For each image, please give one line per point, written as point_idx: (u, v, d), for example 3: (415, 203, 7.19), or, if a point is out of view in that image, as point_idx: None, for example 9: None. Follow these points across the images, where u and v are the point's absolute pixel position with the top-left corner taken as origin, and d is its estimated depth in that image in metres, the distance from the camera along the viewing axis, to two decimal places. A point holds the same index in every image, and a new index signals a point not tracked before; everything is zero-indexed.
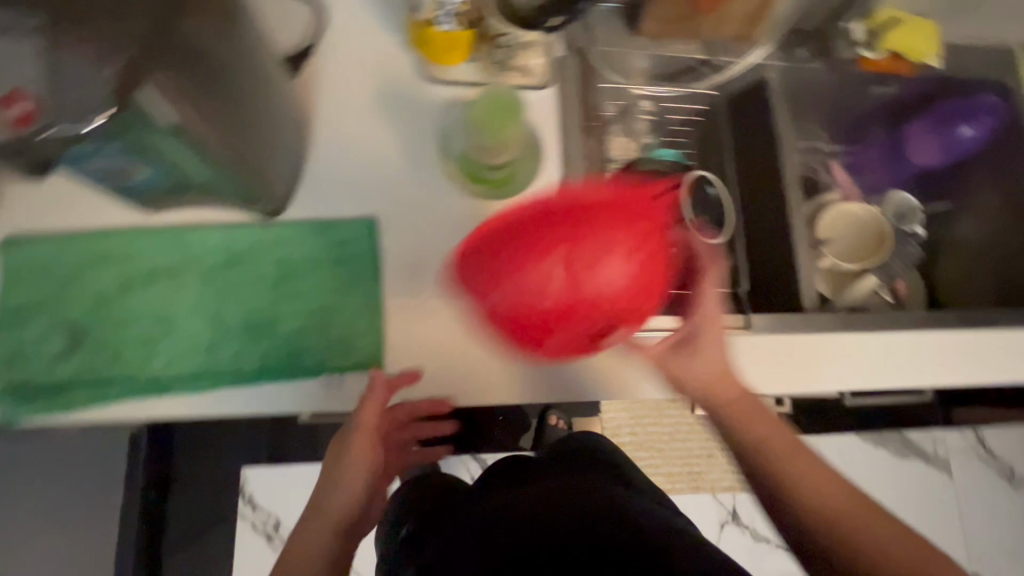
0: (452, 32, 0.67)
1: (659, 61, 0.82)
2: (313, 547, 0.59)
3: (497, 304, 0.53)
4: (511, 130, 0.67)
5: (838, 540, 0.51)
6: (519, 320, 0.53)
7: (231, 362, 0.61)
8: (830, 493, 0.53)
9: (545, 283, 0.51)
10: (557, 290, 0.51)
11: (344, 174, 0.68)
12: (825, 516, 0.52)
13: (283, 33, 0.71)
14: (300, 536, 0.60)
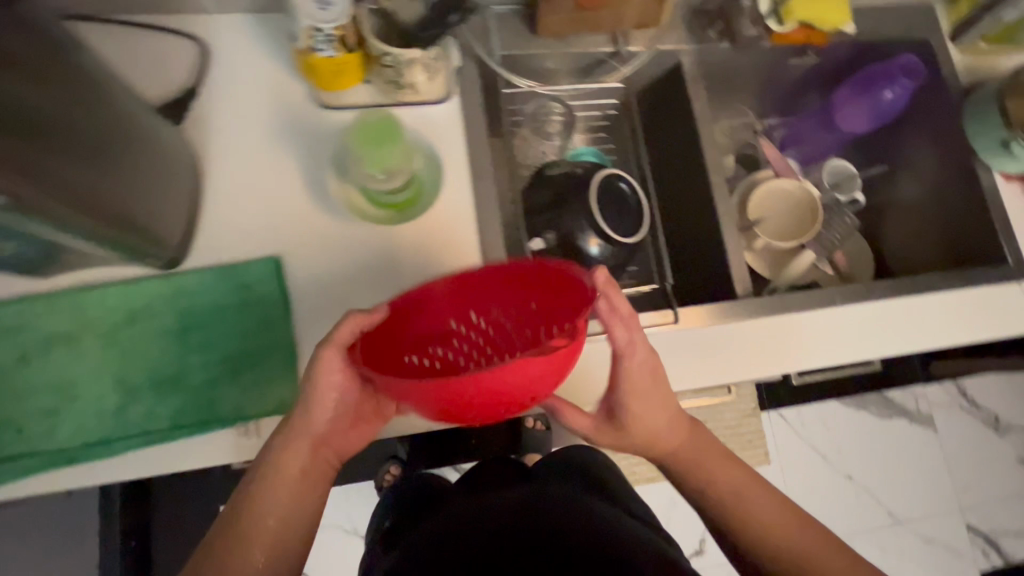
0: (334, 57, 0.64)
1: (566, 58, 0.80)
2: (285, 492, 0.57)
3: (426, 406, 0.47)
4: (390, 155, 0.58)
5: (756, 544, 0.64)
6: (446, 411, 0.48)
7: (140, 422, 0.59)
8: (755, 526, 0.64)
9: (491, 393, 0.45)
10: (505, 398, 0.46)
11: (246, 215, 0.67)
12: (758, 539, 0.63)
13: (166, 75, 0.68)
14: (265, 479, 0.57)
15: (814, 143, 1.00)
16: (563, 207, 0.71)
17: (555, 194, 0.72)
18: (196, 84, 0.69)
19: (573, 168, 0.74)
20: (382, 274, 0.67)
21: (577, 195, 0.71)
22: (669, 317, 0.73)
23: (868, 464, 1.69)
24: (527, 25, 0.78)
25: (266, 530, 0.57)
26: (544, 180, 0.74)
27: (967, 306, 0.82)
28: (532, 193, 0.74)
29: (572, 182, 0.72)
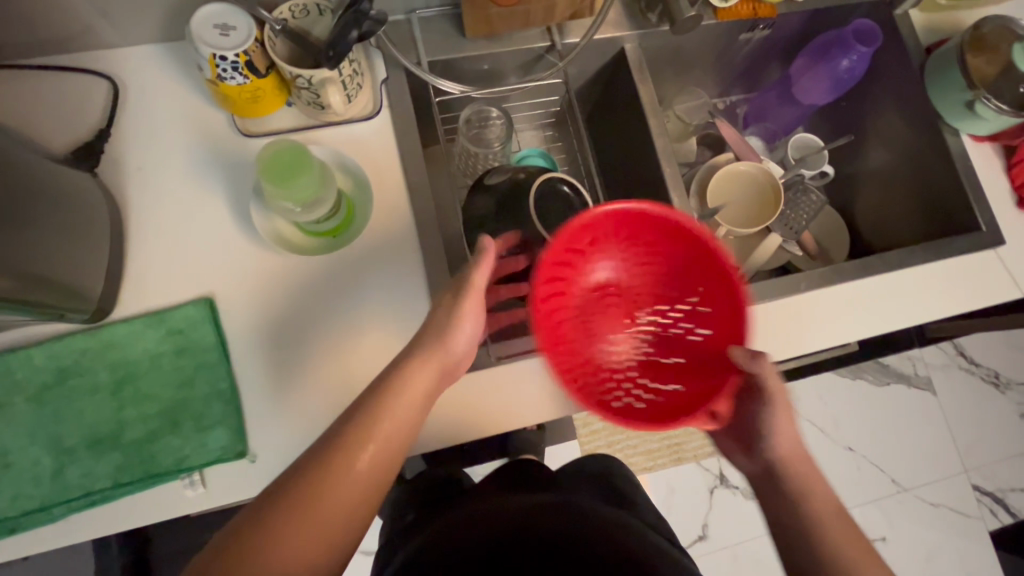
0: (246, 84, 0.61)
1: (501, 58, 0.77)
2: (374, 461, 0.51)
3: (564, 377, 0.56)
4: (297, 195, 0.54)
5: None
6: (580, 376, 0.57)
7: (80, 484, 0.57)
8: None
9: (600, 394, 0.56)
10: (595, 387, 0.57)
11: (174, 256, 0.64)
12: None
13: (79, 118, 0.65)
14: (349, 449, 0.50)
15: (778, 117, 0.97)
16: (506, 220, 0.68)
17: (498, 207, 0.68)
18: (112, 125, 0.66)
19: (515, 174, 0.70)
20: (320, 304, 0.65)
21: (522, 208, 0.67)
22: None
23: (870, 433, 1.66)
24: (455, 25, 0.74)
25: (331, 504, 0.48)
26: (489, 190, 0.70)
27: (940, 278, 0.79)
28: (475, 204, 0.70)
29: (516, 193, 0.69)
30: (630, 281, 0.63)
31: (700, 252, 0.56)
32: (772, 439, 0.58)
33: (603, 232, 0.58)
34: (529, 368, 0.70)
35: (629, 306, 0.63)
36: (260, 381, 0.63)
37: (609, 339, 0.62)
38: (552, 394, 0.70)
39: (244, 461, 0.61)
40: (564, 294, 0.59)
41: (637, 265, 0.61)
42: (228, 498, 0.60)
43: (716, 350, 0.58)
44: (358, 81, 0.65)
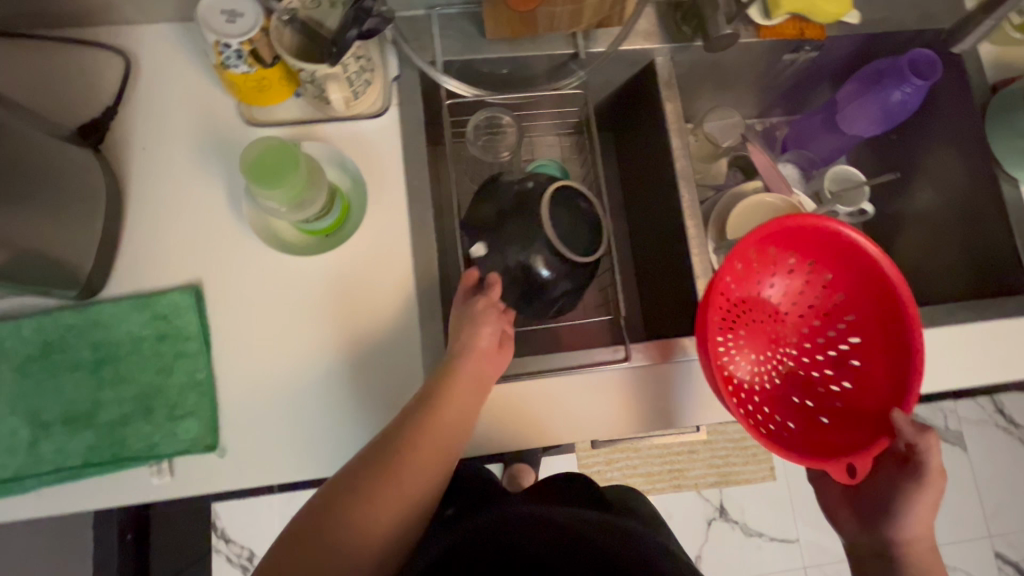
0: (250, 73, 0.60)
1: (522, 63, 0.73)
2: (432, 460, 0.57)
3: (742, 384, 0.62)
4: (284, 194, 0.53)
5: None
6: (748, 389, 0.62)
7: (52, 458, 0.58)
8: None
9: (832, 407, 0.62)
10: (840, 409, 0.62)
11: (168, 239, 0.64)
12: None
13: (91, 93, 0.65)
14: (422, 424, 0.57)
15: (818, 146, 0.90)
16: (513, 220, 0.61)
17: (506, 206, 0.62)
18: (121, 103, 0.66)
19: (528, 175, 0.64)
20: (305, 304, 0.63)
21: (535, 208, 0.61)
22: (617, 356, 0.66)
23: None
24: (477, 27, 0.71)
25: (395, 497, 0.54)
26: (505, 184, 0.64)
27: (977, 343, 0.71)
28: (485, 198, 0.64)
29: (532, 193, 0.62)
30: (793, 305, 0.65)
31: (875, 299, 0.60)
32: (905, 520, 0.59)
33: (806, 247, 0.62)
34: (512, 396, 0.66)
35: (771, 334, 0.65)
36: (238, 376, 0.62)
37: (738, 360, 0.62)
38: (534, 425, 0.65)
39: (214, 455, 0.60)
40: (751, 296, 0.62)
41: (811, 290, 0.64)
42: (194, 490, 0.60)
43: (859, 401, 0.61)
44: (367, 78, 0.63)
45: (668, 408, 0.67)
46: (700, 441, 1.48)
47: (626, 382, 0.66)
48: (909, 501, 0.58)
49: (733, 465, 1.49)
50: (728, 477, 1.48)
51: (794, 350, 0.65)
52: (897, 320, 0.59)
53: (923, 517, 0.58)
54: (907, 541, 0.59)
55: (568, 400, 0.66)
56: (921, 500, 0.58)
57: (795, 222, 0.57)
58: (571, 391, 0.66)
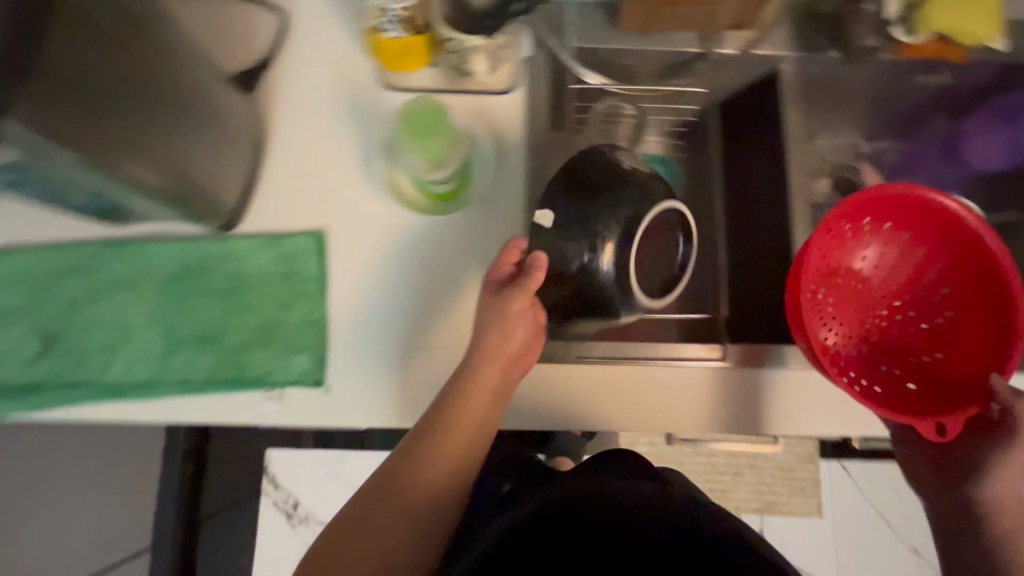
0: (401, 38, 0.63)
1: (648, 57, 0.74)
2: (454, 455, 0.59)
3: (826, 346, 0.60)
4: (426, 150, 0.58)
5: None
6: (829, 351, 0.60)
7: (180, 370, 0.64)
8: None
9: (921, 373, 0.60)
10: (929, 378, 0.60)
11: (299, 185, 0.69)
12: None
13: (247, 46, 0.71)
14: (445, 424, 0.59)
15: (926, 174, 0.86)
16: (596, 211, 0.59)
17: (587, 187, 0.60)
18: (272, 56, 0.71)
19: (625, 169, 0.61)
20: (418, 260, 0.67)
21: (618, 207, 0.59)
22: (713, 355, 0.67)
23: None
24: (607, 17, 0.73)
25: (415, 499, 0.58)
26: (603, 159, 0.61)
27: None
28: (576, 166, 0.61)
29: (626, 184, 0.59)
30: (884, 277, 0.63)
31: (974, 271, 0.59)
32: (990, 484, 0.57)
33: (897, 217, 0.61)
34: (591, 376, 0.67)
35: (861, 304, 0.63)
36: (348, 320, 0.65)
37: (827, 325, 0.61)
38: (608, 408, 0.66)
39: (319, 391, 0.64)
40: (843, 264, 0.61)
41: (907, 260, 0.62)
42: (297, 420, 0.64)
43: (953, 369, 0.58)
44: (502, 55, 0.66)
45: (760, 411, 0.66)
46: (747, 465, 1.45)
47: (718, 380, 0.67)
48: (995, 465, 0.56)
49: (778, 495, 1.45)
50: (771, 506, 1.44)
51: (886, 318, 0.63)
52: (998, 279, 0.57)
53: (1009, 479, 0.56)
54: (991, 505, 0.57)
55: (643, 389, 0.66)
56: (1008, 463, 0.55)
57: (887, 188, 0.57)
58: (648, 381, 0.66)
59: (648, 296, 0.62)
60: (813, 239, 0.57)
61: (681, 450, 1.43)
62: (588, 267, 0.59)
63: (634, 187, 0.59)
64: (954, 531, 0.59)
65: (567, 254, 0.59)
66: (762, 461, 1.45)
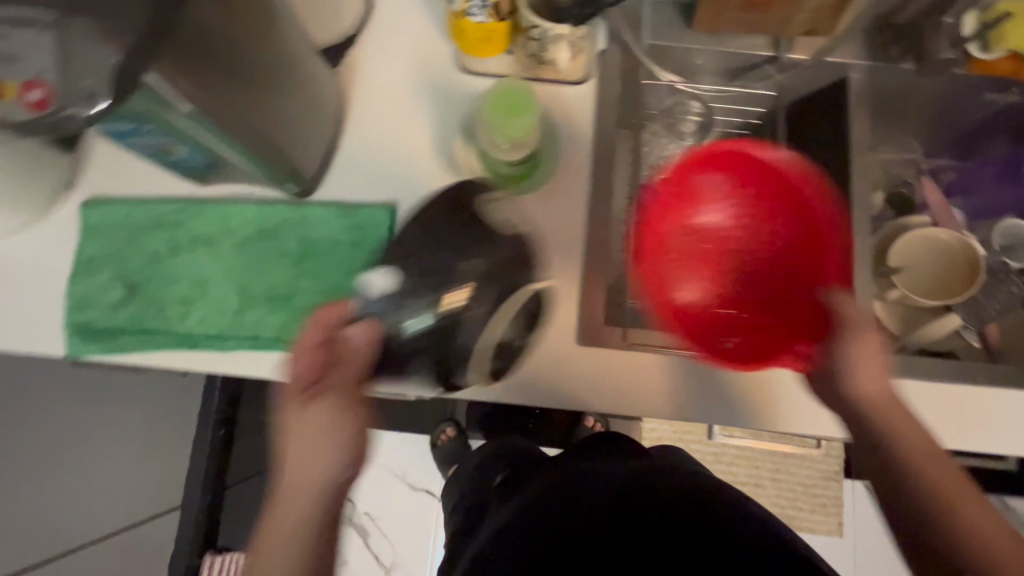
0: (485, 23, 0.66)
1: (718, 57, 0.75)
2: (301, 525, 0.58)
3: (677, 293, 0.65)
4: (508, 132, 0.59)
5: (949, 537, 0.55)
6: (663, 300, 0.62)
7: (251, 326, 0.67)
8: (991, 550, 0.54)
9: (764, 313, 0.65)
10: (757, 320, 0.65)
11: (373, 159, 0.71)
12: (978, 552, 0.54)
13: (332, 22, 0.74)
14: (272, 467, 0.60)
15: (990, 196, 0.84)
16: (455, 274, 0.55)
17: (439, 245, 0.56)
18: (356, 34, 0.74)
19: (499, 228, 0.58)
20: None
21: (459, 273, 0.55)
22: None
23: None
24: (682, 15, 0.74)
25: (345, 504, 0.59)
26: (440, 215, 0.58)
27: None
28: (422, 221, 0.58)
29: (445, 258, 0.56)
30: (739, 229, 0.67)
31: (788, 208, 0.62)
32: (856, 382, 0.58)
33: (733, 169, 0.62)
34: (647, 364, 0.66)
35: (710, 257, 0.69)
36: None
37: (676, 282, 0.65)
38: (662, 397, 0.65)
39: None
40: (693, 227, 0.66)
41: (763, 217, 0.65)
42: None
43: (794, 309, 0.63)
44: (581, 46, 0.68)
45: (731, 396, 0.66)
46: (769, 478, 1.43)
47: (774, 377, 0.66)
48: (850, 367, 0.57)
49: (799, 511, 1.42)
50: (791, 521, 1.42)
51: (736, 274, 0.68)
52: (796, 200, 0.61)
53: (863, 377, 0.58)
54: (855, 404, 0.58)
55: (696, 382, 0.66)
56: (863, 355, 0.57)
57: (705, 150, 0.60)
58: (700, 375, 0.66)
59: (488, 372, 0.61)
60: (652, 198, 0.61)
61: (703, 456, 1.43)
62: (426, 335, 0.55)
63: (479, 239, 0.56)
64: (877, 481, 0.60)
65: (393, 312, 0.54)
66: (784, 476, 1.44)
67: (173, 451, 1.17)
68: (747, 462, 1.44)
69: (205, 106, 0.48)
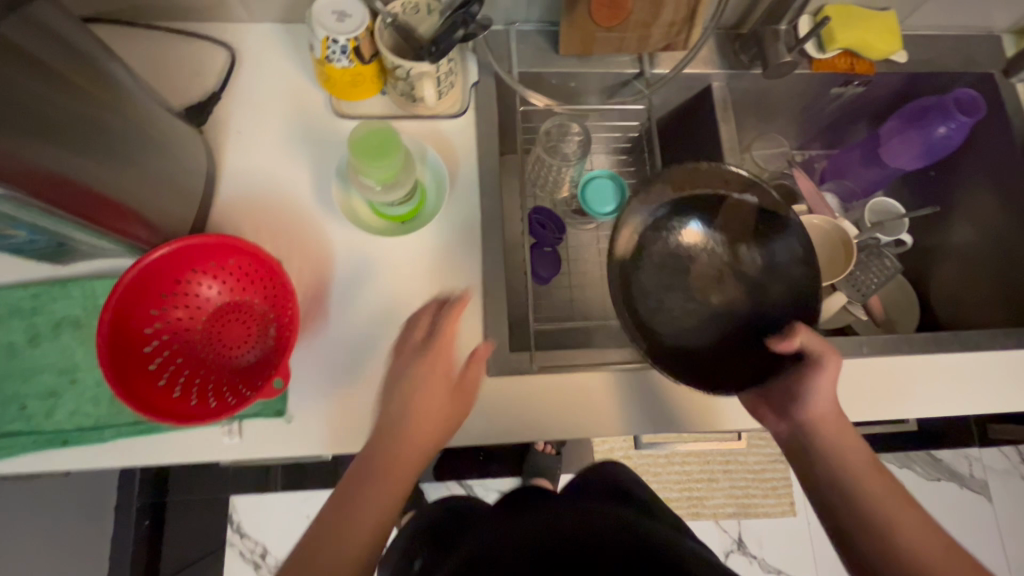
0: (349, 68, 0.65)
1: (587, 78, 0.79)
2: None
3: (217, 372, 0.62)
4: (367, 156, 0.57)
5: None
6: (233, 375, 0.62)
7: (130, 411, 0.61)
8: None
9: (241, 366, 0.63)
10: (237, 377, 0.62)
11: (255, 213, 0.69)
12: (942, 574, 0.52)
13: (199, 79, 0.72)
14: None
15: (859, 177, 0.92)
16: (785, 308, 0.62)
17: (760, 263, 0.65)
18: (220, 90, 0.72)
19: (650, 254, 0.65)
20: (379, 281, 0.67)
21: (784, 283, 0.63)
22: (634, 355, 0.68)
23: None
24: (548, 43, 0.77)
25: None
26: (711, 209, 0.66)
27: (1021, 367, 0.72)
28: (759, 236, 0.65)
29: (788, 296, 0.62)
30: (206, 302, 0.63)
31: (166, 271, 0.59)
32: (812, 402, 0.59)
33: (184, 264, 0.60)
34: (548, 384, 0.67)
35: (238, 323, 0.64)
36: (309, 349, 0.65)
37: (235, 346, 0.63)
38: (557, 415, 0.67)
39: (280, 421, 0.63)
40: (181, 331, 0.62)
41: (239, 278, 0.63)
42: (259, 450, 0.62)
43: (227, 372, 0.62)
44: (452, 80, 0.69)
45: (554, 415, 0.67)
46: (720, 469, 1.43)
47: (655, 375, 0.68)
48: (808, 388, 0.59)
49: (752, 498, 1.42)
50: (748, 509, 1.41)
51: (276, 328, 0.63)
52: (173, 263, 0.59)
53: (820, 393, 0.59)
54: (822, 423, 0.59)
55: (584, 399, 0.67)
56: (821, 380, 0.58)
57: (137, 262, 0.57)
58: (586, 390, 0.68)
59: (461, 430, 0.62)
60: (119, 302, 0.56)
61: (656, 460, 1.43)
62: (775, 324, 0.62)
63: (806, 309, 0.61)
64: (806, 466, 0.60)
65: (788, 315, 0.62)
66: (734, 465, 1.44)
67: (97, 545, 1.16)
68: (698, 457, 1.44)
69: (26, 183, 0.44)
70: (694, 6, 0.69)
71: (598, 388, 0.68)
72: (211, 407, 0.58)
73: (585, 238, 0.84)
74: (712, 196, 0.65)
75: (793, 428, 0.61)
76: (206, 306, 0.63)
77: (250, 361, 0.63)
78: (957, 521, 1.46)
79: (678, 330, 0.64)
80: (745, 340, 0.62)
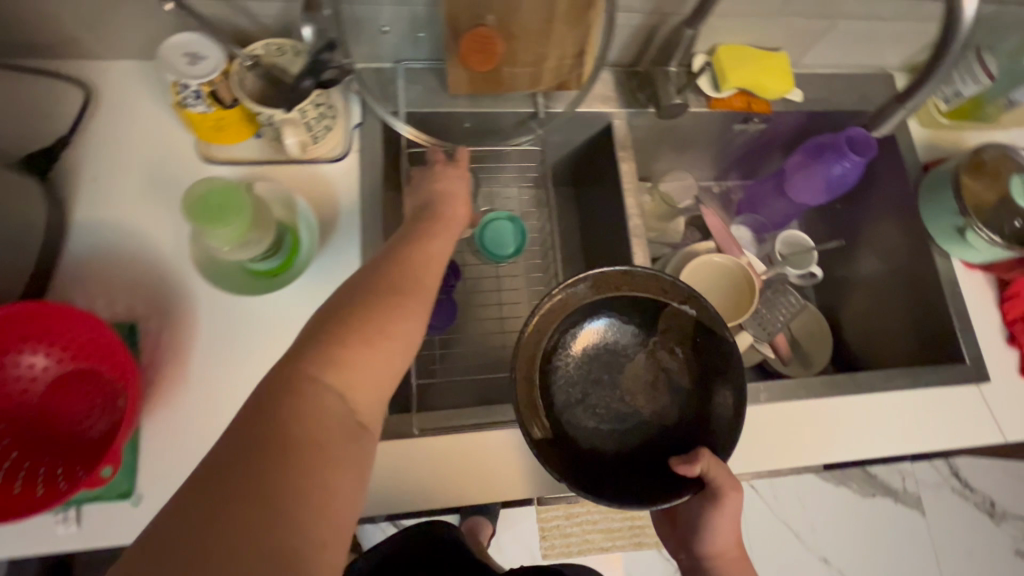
0: (208, 113, 0.60)
1: (485, 118, 0.76)
2: None
3: (53, 452, 0.55)
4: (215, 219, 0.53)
5: None
6: (72, 454, 0.55)
7: None
8: None
9: (83, 443, 0.56)
10: (76, 455, 0.55)
11: (108, 267, 0.62)
12: None
13: (48, 122, 0.66)
14: None
15: (769, 211, 0.92)
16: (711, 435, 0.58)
17: (693, 378, 0.61)
18: (74, 132, 0.66)
19: (581, 348, 0.61)
20: (248, 346, 0.62)
21: (718, 399, 0.59)
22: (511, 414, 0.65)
23: (864, 552, 1.45)
24: (441, 81, 0.74)
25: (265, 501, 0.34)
26: (647, 314, 0.61)
27: (918, 411, 0.72)
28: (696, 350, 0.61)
29: (716, 420, 0.58)
30: (40, 374, 0.56)
31: None
32: (711, 537, 0.58)
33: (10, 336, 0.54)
34: (433, 447, 0.63)
35: (79, 395, 0.57)
36: (166, 423, 0.59)
37: (76, 420, 0.57)
38: (443, 482, 0.62)
39: (128, 504, 0.56)
40: (12, 409, 0.56)
41: (78, 346, 0.56)
42: (99, 542, 0.55)
43: (66, 451, 0.56)
44: (327, 124, 0.65)
45: (440, 481, 0.62)
46: None
47: None
48: (708, 522, 0.57)
49: None
50: None
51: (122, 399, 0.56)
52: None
53: (721, 529, 0.57)
54: (719, 558, 0.59)
55: (473, 462, 0.63)
56: (721, 514, 0.56)
57: None
58: (474, 451, 0.64)
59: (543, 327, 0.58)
60: None
61: None
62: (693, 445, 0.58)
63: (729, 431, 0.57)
64: None
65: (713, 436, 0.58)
66: None
67: None
68: None
69: None
70: (581, 47, 0.67)
71: (489, 449, 0.64)
72: (36, 496, 0.52)
73: (492, 280, 0.81)
74: (649, 300, 0.61)
75: (696, 559, 0.60)
76: (41, 378, 0.56)
77: (94, 438, 0.56)
78: (895, 539, 1.47)
79: (591, 432, 0.60)
80: (657, 455, 0.58)
